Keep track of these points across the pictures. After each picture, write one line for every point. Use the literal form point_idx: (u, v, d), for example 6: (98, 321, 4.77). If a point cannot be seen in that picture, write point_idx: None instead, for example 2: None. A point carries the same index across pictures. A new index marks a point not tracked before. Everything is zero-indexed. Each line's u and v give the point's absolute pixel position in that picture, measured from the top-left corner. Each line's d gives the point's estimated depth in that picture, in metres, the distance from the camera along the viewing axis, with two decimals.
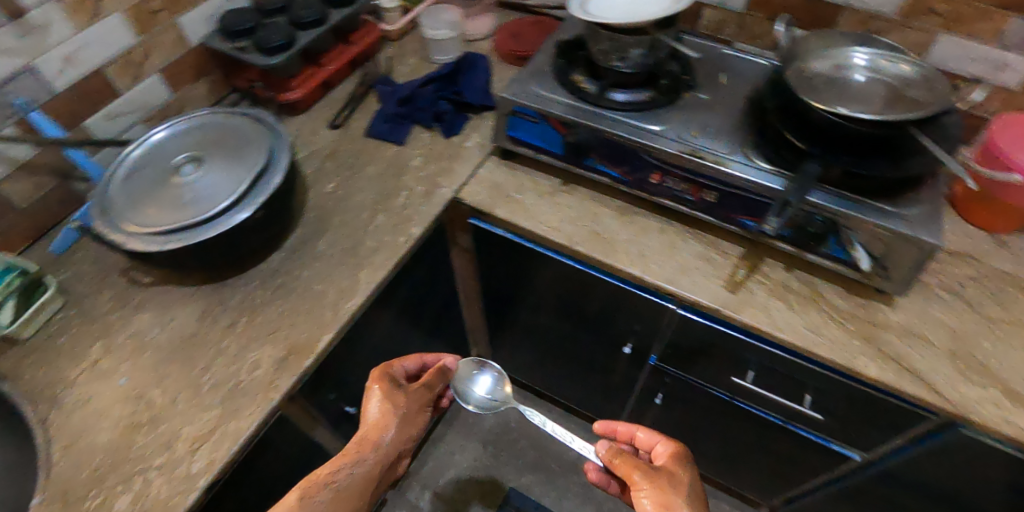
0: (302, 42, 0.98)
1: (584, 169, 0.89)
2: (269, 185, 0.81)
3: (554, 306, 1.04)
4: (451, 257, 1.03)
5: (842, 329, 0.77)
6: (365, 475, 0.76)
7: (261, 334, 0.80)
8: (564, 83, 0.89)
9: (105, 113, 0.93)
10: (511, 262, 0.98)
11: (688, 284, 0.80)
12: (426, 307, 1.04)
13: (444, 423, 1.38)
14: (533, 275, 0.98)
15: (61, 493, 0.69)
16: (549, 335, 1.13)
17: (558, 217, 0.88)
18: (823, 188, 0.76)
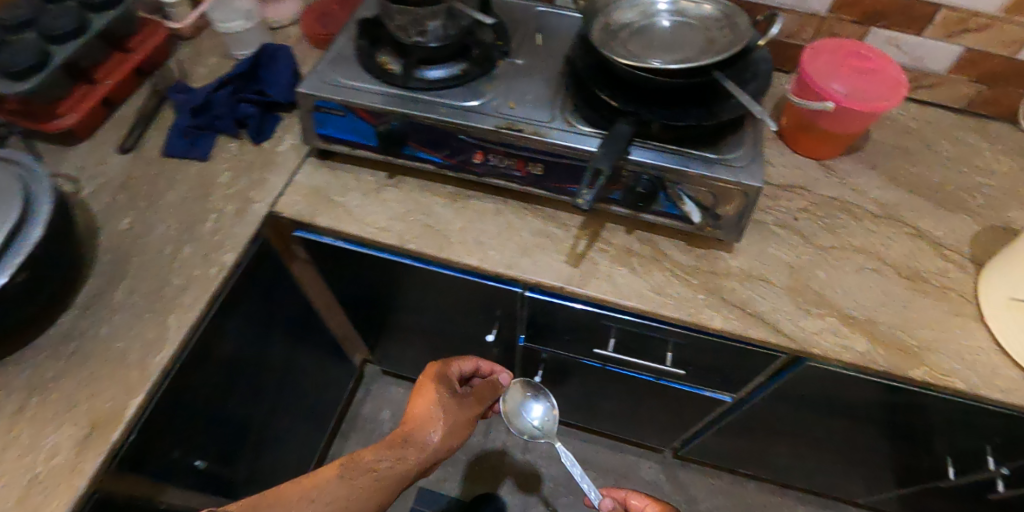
0: (58, 60, 0.82)
1: (405, 159, 0.81)
2: (28, 240, 0.67)
3: (414, 304, 0.99)
4: (288, 273, 0.94)
5: (686, 285, 0.75)
6: (405, 463, 0.71)
7: (58, 412, 0.68)
8: (369, 68, 0.81)
9: None
10: (354, 269, 0.91)
11: (528, 265, 0.76)
12: (275, 329, 0.97)
13: (340, 437, 1.35)
14: (381, 280, 0.93)
15: None
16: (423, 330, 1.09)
17: (385, 215, 0.81)
18: (646, 143, 0.73)
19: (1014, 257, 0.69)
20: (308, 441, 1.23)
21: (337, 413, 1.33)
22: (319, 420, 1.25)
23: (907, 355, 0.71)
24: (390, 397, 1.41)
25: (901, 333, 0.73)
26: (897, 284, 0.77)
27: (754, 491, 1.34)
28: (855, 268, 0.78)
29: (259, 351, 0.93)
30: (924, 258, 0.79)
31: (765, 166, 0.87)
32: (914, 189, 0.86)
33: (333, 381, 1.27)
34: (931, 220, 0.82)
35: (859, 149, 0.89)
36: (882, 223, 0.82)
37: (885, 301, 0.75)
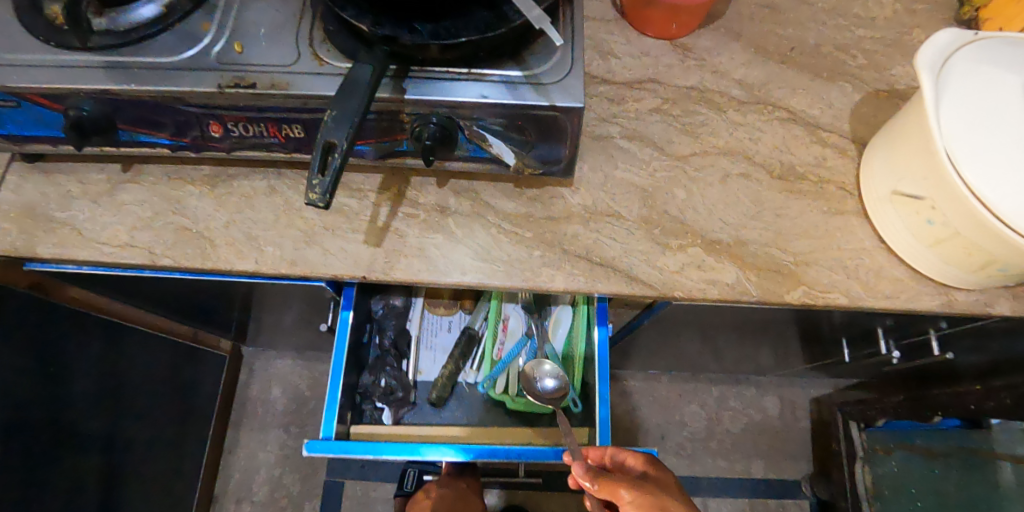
0: None
1: (128, 147, 0.61)
2: None
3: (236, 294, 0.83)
4: (51, 301, 0.76)
5: (518, 242, 0.60)
6: None
7: None
8: (35, 24, 0.58)
9: None
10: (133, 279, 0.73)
11: (318, 257, 0.59)
12: (66, 364, 0.81)
13: (233, 429, 1.23)
14: (178, 284, 0.75)
15: None
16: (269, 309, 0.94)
17: (126, 225, 0.62)
18: (426, 71, 0.53)
19: (895, 140, 0.58)
20: (189, 450, 1.11)
21: (218, 409, 1.19)
22: (195, 423, 1.12)
23: (781, 276, 0.61)
24: (277, 373, 1.26)
25: (775, 250, 0.62)
26: (767, 188, 0.64)
27: (667, 386, 1.29)
28: (721, 177, 0.64)
29: (34, 395, 0.76)
30: (798, 147, 0.67)
31: (607, 59, 0.69)
32: (785, 58, 0.71)
33: (201, 382, 1.12)
34: (804, 97, 0.69)
35: (719, 18, 0.73)
36: (750, 112, 0.68)
37: (755, 212, 0.63)
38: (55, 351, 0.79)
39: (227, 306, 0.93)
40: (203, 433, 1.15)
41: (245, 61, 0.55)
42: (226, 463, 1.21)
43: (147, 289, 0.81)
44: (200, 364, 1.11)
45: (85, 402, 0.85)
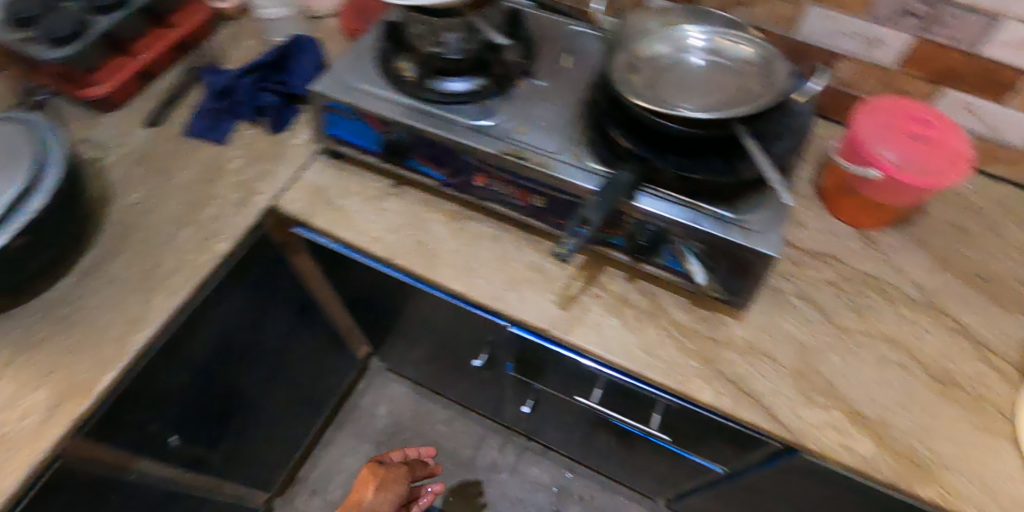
0: (96, 30, 0.85)
1: (408, 170, 0.79)
2: (27, 210, 0.69)
3: (416, 317, 0.97)
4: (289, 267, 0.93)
5: (680, 349, 0.69)
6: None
7: (37, 374, 0.71)
8: (386, 68, 0.78)
9: None
10: (359, 274, 0.90)
11: (513, 300, 0.72)
12: (268, 324, 0.95)
13: (335, 426, 1.35)
14: (383, 290, 0.91)
15: None
16: (430, 340, 1.06)
17: (382, 226, 0.78)
18: (656, 190, 0.66)
19: None
20: (299, 428, 1.23)
21: (333, 404, 1.32)
22: (313, 407, 1.25)
23: (918, 470, 0.63)
24: (389, 393, 1.39)
25: (918, 443, 0.64)
26: (922, 385, 0.68)
27: None
28: (877, 359, 0.70)
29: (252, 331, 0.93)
30: (962, 359, 0.70)
31: (797, 228, 0.79)
32: (967, 278, 0.77)
33: (335, 374, 1.27)
34: (978, 317, 0.74)
35: (910, 223, 0.81)
36: (920, 313, 0.73)
37: (905, 402, 0.67)
38: (269, 309, 0.94)
39: (392, 324, 1.08)
40: (314, 419, 1.27)
41: (526, 140, 0.71)
42: (317, 456, 1.32)
43: (350, 287, 0.98)
44: (339, 359, 1.26)
45: (266, 357, 1.00)
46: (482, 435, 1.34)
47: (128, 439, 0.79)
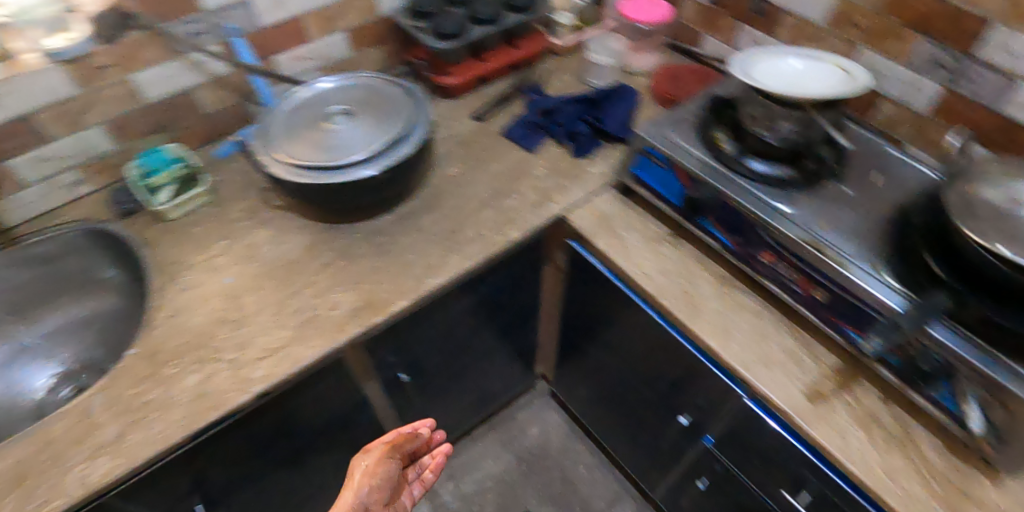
0: (470, 36, 1.04)
1: (696, 227, 0.89)
2: (398, 153, 0.88)
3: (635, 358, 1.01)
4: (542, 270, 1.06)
5: (927, 489, 0.67)
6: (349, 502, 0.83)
7: (350, 279, 0.87)
8: (704, 136, 0.89)
9: (294, 53, 1.05)
10: (603, 298, 0.98)
11: (763, 375, 0.77)
12: (503, 311, 1.09)
13: (486, 426, 1.40)
14: (620, 319, 0.97)
15: (154, 350, 0.82)
16: (626, 384, 1.08)
17: (654, 267, 0.88)
18: (954, 324, 0.66)
19: None
20: (463, 415, 1.30)
21: (495, 404, 1.37)
22: (479, 402, 1.31)
23: None
24: (544, 417, 1.41)
25: None
26: None
27: None
28: None
29: (489, 314, 1.05)
30: None
31: None
32: None
33: (512, 381, 1.35)
34: None
35: None
36: None
37: None
38: (510, 300, 1.07)
39: (593, 354, 1.13)
40: (478, 413, 1.34)
41: (826, 235, 0.77)
42: (464, 446, 1.36)
43: (582, 304, 1.05)
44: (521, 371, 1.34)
45: (482, 340, 1.12)
46: (617, 492, 1.30)
47: (378, 358, 0.92)
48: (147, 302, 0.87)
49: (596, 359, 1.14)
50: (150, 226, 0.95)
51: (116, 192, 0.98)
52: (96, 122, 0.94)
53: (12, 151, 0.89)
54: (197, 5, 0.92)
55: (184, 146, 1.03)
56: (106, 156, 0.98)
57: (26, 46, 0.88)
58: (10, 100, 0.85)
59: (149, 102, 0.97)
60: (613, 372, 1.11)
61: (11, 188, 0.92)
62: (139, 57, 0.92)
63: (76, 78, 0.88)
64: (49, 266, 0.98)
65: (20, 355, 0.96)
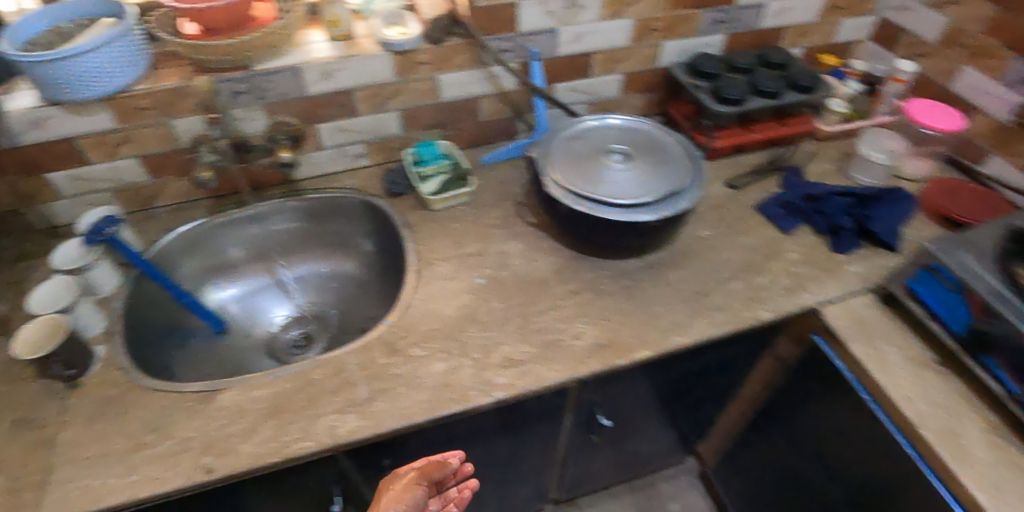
0: (749, 105, 1.05)
1: (976, 362, 0.80)
2: (674, 206, 0.89)
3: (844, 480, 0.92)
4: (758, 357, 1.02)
5: None
6: None
7: (595, 314, 0.88)
8: (1005, 267, 0.78)
9: (572, 85, 1.10)
10: (831, 406, 0.91)
11: None
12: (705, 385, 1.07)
13: (627, 485, 1.37)
14: (843, 433, 0.90)
15: (407, 328, 0.87)
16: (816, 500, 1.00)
17: (916, 392, 0.81)
18: None
19: None
20: (614, 471, 1.27)
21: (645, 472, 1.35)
22: (635, 462, 1.28)
23: None
24: (688, 497, 1.36)
25: None
26: None
27: None
28: None
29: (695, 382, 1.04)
30: None
31: None
32: None
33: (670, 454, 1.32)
34: None
35: None
36: None
37: None
38: (717, 375, 1.05)
39: (785, 455, 1.06)
40: (627, 472, 1.31)
41: None
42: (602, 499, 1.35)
43: (798, 402, 0.98)
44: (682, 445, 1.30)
45: (672, 408, 1.11)
46: None
47: (592, 395, 0.92)
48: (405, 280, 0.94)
49: (786, 461, 1.06)
50: (414, 210, 1.02)
51: (391, 173, 1.06)
52: (395, 108, 1.03)
53: (326, 117, 1.01)
54: (515, 26, 1.00)
55: (454, 145, 1.10)
56: (390, 139, 1.07)
57: (363, 32, 0.99)
58: (342, 74, 0.96)
59: (441, 100, 1.05)
60: (804, 482, 1.02)
61: (312, 148, 1.04)
62: (452, 61, 1.00)
63: (397, 67, 0.98)
64: (314, 222, 1.08)
65: (275, 291, 1.09)
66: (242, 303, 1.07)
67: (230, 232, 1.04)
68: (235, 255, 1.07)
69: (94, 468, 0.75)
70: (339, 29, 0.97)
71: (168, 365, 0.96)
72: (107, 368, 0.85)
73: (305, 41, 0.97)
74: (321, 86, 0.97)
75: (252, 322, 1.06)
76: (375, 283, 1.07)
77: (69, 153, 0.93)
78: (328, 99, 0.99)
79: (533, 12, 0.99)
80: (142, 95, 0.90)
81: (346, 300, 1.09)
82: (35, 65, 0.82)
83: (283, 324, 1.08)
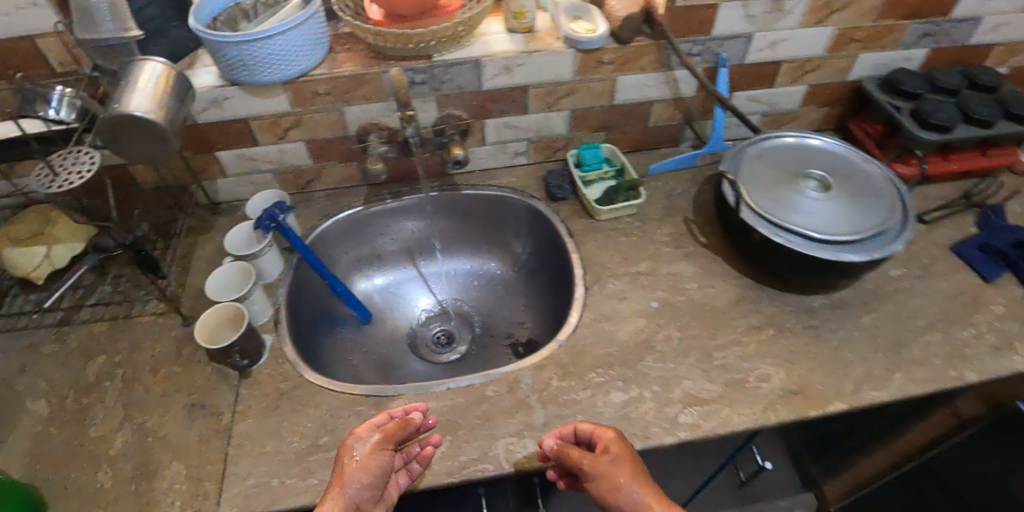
0: (958, 132, 0.94)
1: None
2: (884, 246, 0.80)
3: None
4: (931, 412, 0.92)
5: None
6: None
7: (781, 355, 0.80)
8: None
9: (752, 94, 1.02)
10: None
11: None
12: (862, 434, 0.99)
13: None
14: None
15: (580, 349, 0.81)
16: None
17: None
18: None
19: None
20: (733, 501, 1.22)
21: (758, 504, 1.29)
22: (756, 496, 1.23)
23: None
24: None
25: None
26: None
27: None
28: None
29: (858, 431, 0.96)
30: None
31: None
32: None
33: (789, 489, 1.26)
34: None
35: None
36: None
37: None
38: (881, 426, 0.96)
39: None
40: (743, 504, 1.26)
41: None
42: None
43: (976, 476, 0.88)
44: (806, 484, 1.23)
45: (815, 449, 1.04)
46: None
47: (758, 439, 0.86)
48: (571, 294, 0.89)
49: None
50: (576, 218, 0.97)
51: (553, 174, 1.01)
52: (566, 107, 0.97)
53: (495, 113, 0.95)
54: (709, 29, 0.92)
55: (617, 149, 1.04)
56: (554, 139, 1.02)
57: (544, 24, 0.93)
58: (522, 70, 0.90)
59: (615, 103, 0.98)
60: None
61: (475, 143, 0.99)
62: (636, 62, 0.93)
63: (578, 66, 0.92)
64: (466, 218, 1.04)
65: (418, 284, 1.07)
66: (386, 294, 1.05)
67: (382, 222, 1.02)
68: (384, 245, 1.04)
69: (266, 466, 0.73)
70: (523, 21, 0.90)
71: (320, 355, 0.93)
72: (275, 359, 0.82)
73: (484, 32, 0.92)
74: (498, 80, 0.91)
75: (395, 314, 1.04)
76: (525, 288, 1.03)
77: (242, 133, 0.91)
78: (501, 95, 0.93)
79: (733, 14, 0.90)
80: (321, 80, 0.87)
81: (489, 303, 1.05)
82: (226, 45, 0.79)
83: (425, 319, 1.05)
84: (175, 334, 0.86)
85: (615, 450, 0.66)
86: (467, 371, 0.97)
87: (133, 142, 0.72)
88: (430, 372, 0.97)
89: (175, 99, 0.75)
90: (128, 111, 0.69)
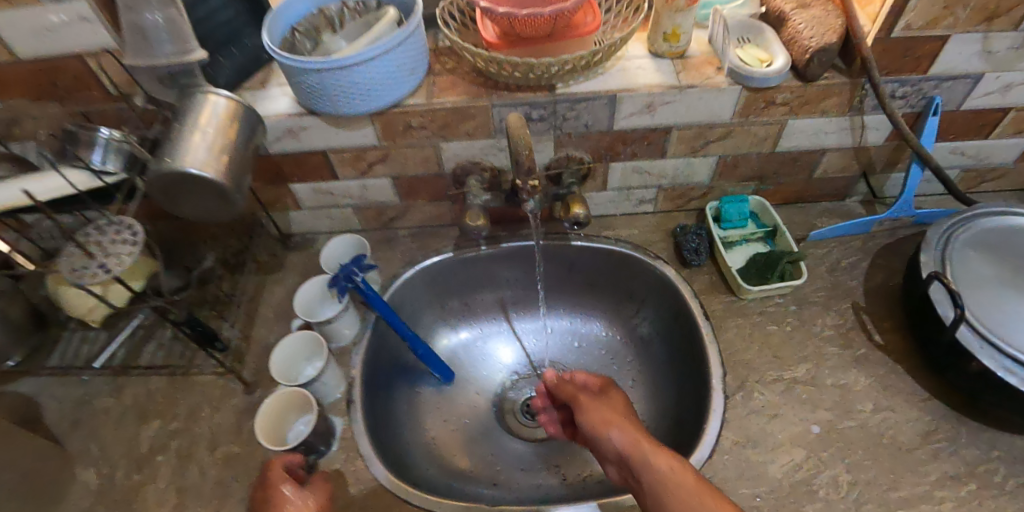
0: None
1: None
2: None
3: None
4: None
5: None
6: None
7: None
8: None
9: (958, 146, 0.79)
10: None
11: None
12: None
13: None
14: None
15: (718, 485, 0.64)
16: None
17: None
18: None
19: None
20: None
21: None
22: None
23: None
24: None
25: None
26: None
27: None
28: None
29: None
30: None
31: None
32: None
33: None
34: None
35: None
36: None
37: None
38: None
39: None
40: None
41: None
42: None
43: None
44: None
45: None
46: None
47: None
48: (704, 395, 0.71)
49: None
50: (712, 292, 0.78)
51: (686, 231, 0.81)
52: (714, 153, 0.77)
53: (623, 156, 0.77)
54: (927, 66, 0.68)
55: (768, 202, 0.84)
56: (691, 187, 0.83)
57: (701, 48, 0.73)
58: (668, 109, 0.70)
59: (777, 151, 0.77)
60: None
61: (594, 188, 0.81)
62: (817, 104, 0.71)
63: (742, 106, 0.71)
64: (571, 270, 0.87)
65: (506, 340, 0.91)
66: (469, 350, 0.89)
67: (474, 270, 0.86)
68: (473, 294, 0.89)
69: None
70: (675, 45, 0.70)
71: (395, 424, 0.78)
72: (348, 449, 0.70)
73: (622, 56, 0.72)
74: (634, 120, 0.72)
75: (479, 374, 0.88)
76: (635, 360, 0.85)
77: (320, 166, 0.76)
78: (636, 136, 0.74)
79: (965, 49, 0.66)
80: (416, 113, 0.70)
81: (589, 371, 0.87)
82: (306, 72, 0.63)
83: (513, 382, 0.88)
84: (234, 403, 0.74)
85: (615, 395, 0.60)
86: (562, 456, 0.80)
87: (189, 199, 0.59)
88: (516, 452, 0.81)
89: (241, 149, 0.60)
90: (180, 169, 0.55)
